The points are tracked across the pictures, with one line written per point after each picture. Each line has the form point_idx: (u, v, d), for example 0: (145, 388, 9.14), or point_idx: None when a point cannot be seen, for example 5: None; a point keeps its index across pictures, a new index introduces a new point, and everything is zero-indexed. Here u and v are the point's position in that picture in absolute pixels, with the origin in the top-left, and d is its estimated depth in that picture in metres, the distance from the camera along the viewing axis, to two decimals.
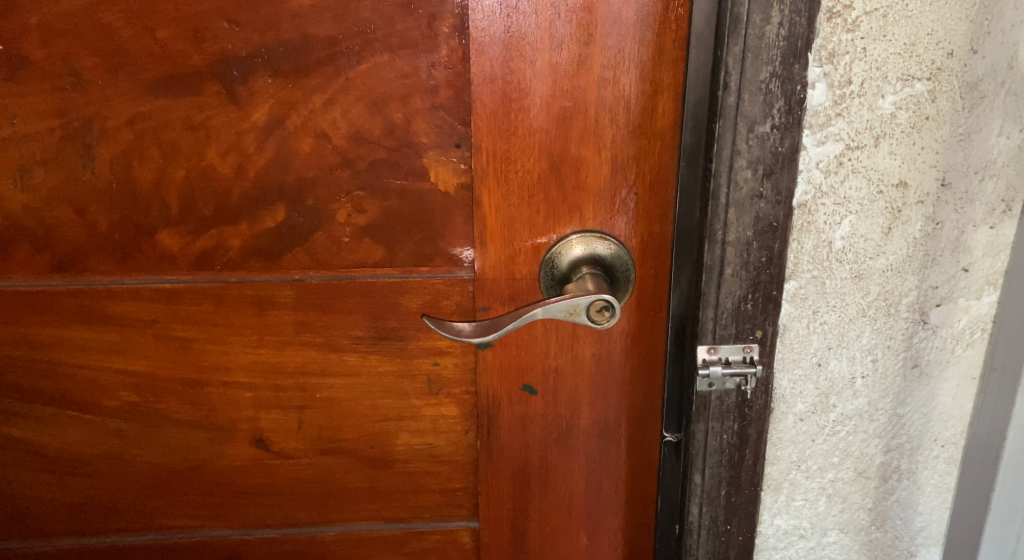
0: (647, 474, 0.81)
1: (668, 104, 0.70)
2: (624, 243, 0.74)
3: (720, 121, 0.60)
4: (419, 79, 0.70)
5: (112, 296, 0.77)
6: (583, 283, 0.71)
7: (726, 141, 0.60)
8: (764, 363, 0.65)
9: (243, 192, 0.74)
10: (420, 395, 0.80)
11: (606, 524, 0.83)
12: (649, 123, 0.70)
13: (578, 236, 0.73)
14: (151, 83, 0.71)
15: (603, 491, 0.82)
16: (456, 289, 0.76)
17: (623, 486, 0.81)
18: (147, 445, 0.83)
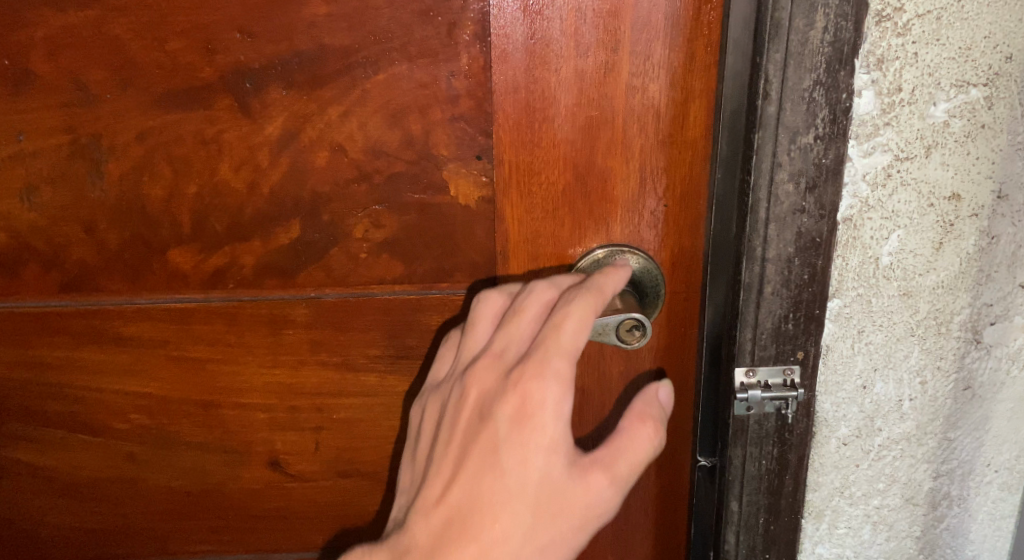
0: (677, 498, 0.77)
1: (699, 112, 0.66)
2: (652, 256, 0.70)
3: (759, 131, 0.56)
4: (438, 89, 0.67)
5: (123, 316, 0.75)
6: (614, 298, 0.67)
7: (765, 153, 0.57)
8: (806, 387, 0.62)
9: (256, 208, 0.71)
10: None
11: (634, 547, 0.79)
12: (680, 133, 0.67)
13: (603, 251, 0.70)
14: (161, 97, 0.68)
15: (632, 514, 0.78)
16: None
17: (652, 510, 0.78)
18: (160, 469, 0.80)
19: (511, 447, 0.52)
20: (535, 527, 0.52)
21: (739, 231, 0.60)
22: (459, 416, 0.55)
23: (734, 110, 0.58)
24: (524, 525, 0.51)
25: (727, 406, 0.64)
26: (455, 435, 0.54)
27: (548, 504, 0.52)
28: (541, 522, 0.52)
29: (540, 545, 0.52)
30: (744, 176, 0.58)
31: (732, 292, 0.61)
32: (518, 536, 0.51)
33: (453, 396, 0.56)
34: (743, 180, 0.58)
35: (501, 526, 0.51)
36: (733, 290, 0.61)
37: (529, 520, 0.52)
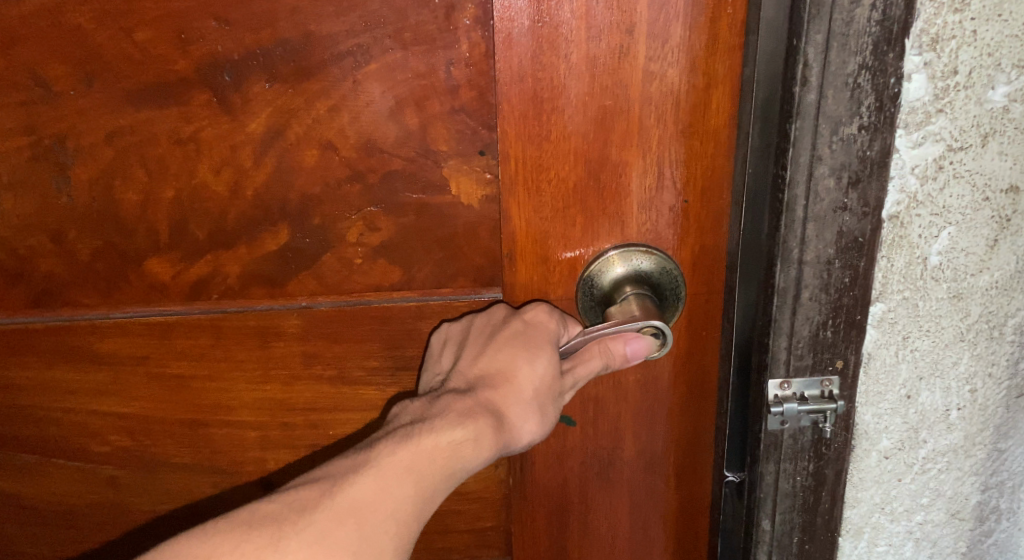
0: (698, 512, 0.73)
1: (723, 99, 0.61)
2: (670, 256, 0.65)
3: (796, 122, 0.51)
4: (436, 80, 0.62)
5: (98, 332, 0.69)
6: (628, 301, 0.63)
7: (804, 146, 0.51)
8: (845, 398, 0.57)
9: (241, 213, 0.66)
10: None
11: None
12: (701, 123, 0.61)
13: (617, 252, 0.65)
14: (131, 94, 0.63)
15: (651, 529, 0.73)
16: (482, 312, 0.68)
17: (672, 523, 0.73)
18: (144, 493, 0.74)
19: (530, 334, 0.58)
20: (545, 394, 0.57)
21: (770, 232, 0.54)
22: (474, 336, 0.60)
23: (767, 98, 0.53)
24: (541, 388, 0.56)
25: (757, 421, 0.59)
26: (478, 334, 0.60)
27: (557, 378, 0.57)
28: (550, 391, 0.57)
29: (548, 413, 0.56)
30: (777, 172, 0.53)
31: (762, 298, 0.56)
32: (536, 394, 0.56)
33: (471, 317, 0.62)
34: (777, 176, 0.53)
35: (523, 380, 0.56)
36: (765, 296, 0.56)
37: (542, 387, 0.56)
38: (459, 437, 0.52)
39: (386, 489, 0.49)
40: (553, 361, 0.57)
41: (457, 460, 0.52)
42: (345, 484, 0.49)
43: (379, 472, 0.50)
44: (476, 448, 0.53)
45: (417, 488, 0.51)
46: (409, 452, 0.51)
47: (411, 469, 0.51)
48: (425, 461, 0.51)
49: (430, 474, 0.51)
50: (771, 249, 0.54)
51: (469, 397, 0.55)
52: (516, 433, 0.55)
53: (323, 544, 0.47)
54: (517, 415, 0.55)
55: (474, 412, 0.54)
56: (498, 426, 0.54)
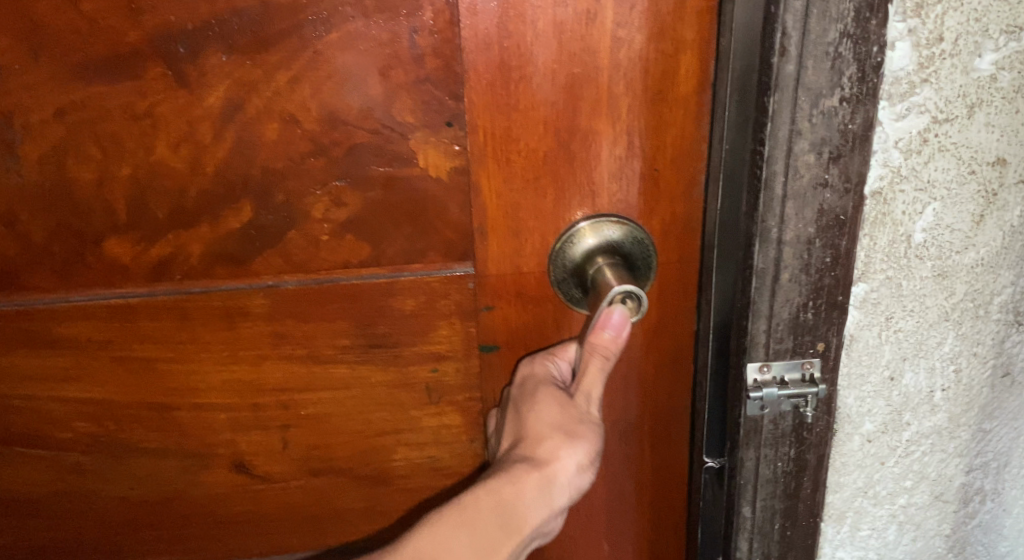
0: (674, 484, 0.72)
1: (690, 65, 0.59)
2: (642, 226, 0.63)
3: (775, 96, 0.50)
4: (399, 48, 0.59)
5: (57, 317, 0.66)
6: (600, 270, 0.62)
7: (783, 120, 0.51)
8: (826, 381, 0.57)
9: (202, 190, 0.63)
10: (419, 406, 0.71)
11: (632, 535, 0.73)
12: (668, 90, 0.59)
13: (587, 223, 0.63)
14: (81, 68, 0.60)
15: (628, 505, 0.72)
16: (454, 287, 0.66)
17: (651, 497, 0.72)
18: (113, 480, 0.72)
19: (528, 389, 0.63)
20: (565, 422, 0.61)
21: (747, 213, 0.54)
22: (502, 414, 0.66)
23: (744, 72, 0.52)
24: (556, 419, 0.61)
25: (737, 407, 0.59)
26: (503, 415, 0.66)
27: (568, 405, 0.61)
28: (567, 418, 0.61)
29: (575, 433, 0.60)
30: (756, 148, 0.52)
31: (740, 282, 0.56)
32: (551, 425, 0.61)
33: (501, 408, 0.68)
34: (755, 152, 0.52)
35: (539, 424, 0.61)
36: (742, 279, 0.55)
37: (557, 419, 0.61)
38: (495, 487, 0.58)
39: (443, 545, 0.56)
40: (555, 395, 0.62)
41: (505, 507, 0.58)
42: (401, 545, 0.57)
43: (431, 530, 0.57)
44: (517, 491, 0.58)
45: (474, 538, 0.57)
46: (456, 512, 0.58)
47: (459, 524, 0.57)
48: (476, 514, 0.57)
49: (483, 523, 0.57)
50: (750, 230, 0.54)
51: (504, 463, 0.61)
52: (553, 463, 0.60)
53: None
54: (544, 450, 0.60)
55: (507, 469, 0.60)
56: (529, 468, 0.59)
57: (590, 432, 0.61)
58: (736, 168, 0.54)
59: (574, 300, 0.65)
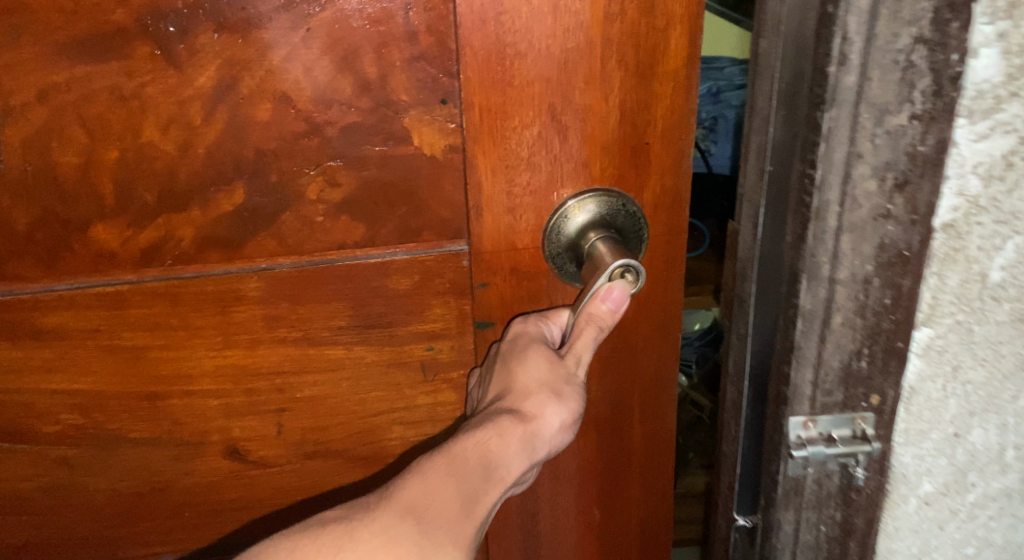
0: (662, 468, 0.66)
1: (680, 39, 0.54)
2: (636, 199, 0.57)
3: (834, 111, 0.47)
4: (393, 25, 0.53)
5: (41, 306, 0.61)
6: (595, 243, 0.56)
7: (839, 142, 0.48)
8: (881, 439, 0.54)
9: (192, 172, 0.58)
10: (414, 384, 0.65)
11: (656, 540, 0.69)
12: (658, 63, 0.54)
13: (576, 201, 0.57)
14: (64, 46, 0.55)
15: (625, 502, 0.67)
16: (449, 265, 0.60)
17: (671, 494, 0.67)
18: (101, 473, 0.67)
19: (513, 345, 0.59)
20: (553, 380, 0.57)
21: (790, 243, 0.52)
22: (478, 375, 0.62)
23: (793, 81, 0.49)
24: (545, 375, 0.57)
25: (779, 463, 0.56)
26: (480, 373, 0.62)
27: (557, 364, 0.57)
28: (556, 376, 0.57)
29: (563, 392, 0.57)
30: (805, 170, 0.50)
31: (785, 318, 0.54)
32: (540, 381, 0.57)
33: (476, 366, 0.63)
34: (805, 174, 0.50)
35: (526, 380, 0.57)
36: (788, 317, 0.53)
37: (544, 376, 0.57)
38: (481, 438, 0.53)
39: (432, 490, 0.50)
40: (544, 351, 0.57)
41: (488, 460, 0.53)
42: (393, 488, 0.50)
43: (423, 475, 0.51)
44: (502, 442, 0.54)
45: (462, 487, 0.51)
46: (445, 458, 0.52)
47: (450, 472, 0.51)
48: (461, 463, 0.52)
49: (469, 472, 0.52)
50: (798, 263, 0.51)
51: (484, 415, 0.56)
52: (538, 419, 0.56)
53: (390, 535, 0.48)
54: (531, 406, 0.56)
55: (490, 420, 0.55)
56: (515, 420, 0.55)
57: (576, 393, 0.57)
58: (779, 196, 0.52)
59: (568, 275, 0.59)
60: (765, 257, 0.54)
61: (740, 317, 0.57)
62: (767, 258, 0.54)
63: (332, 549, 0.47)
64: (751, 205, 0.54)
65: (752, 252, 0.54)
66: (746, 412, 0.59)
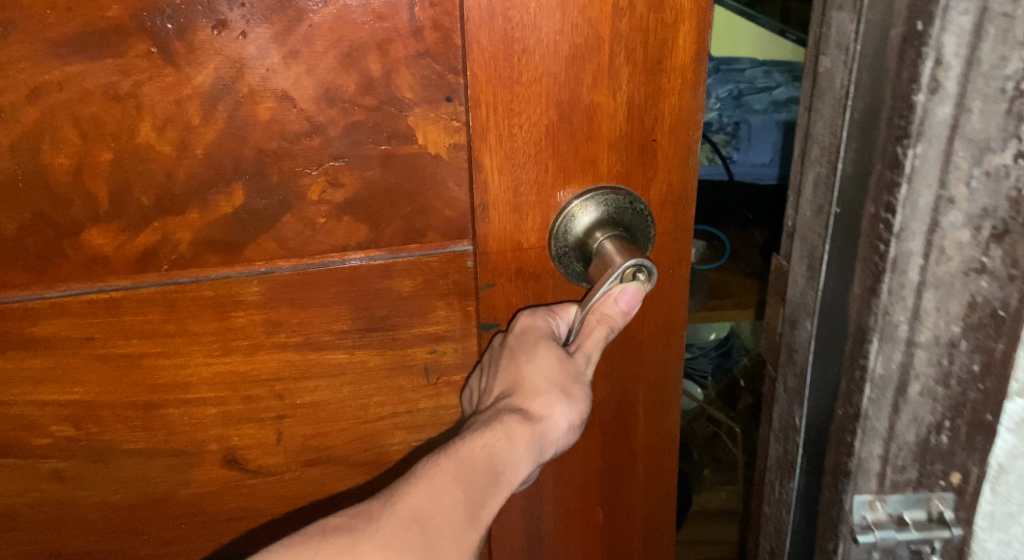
0: (625, 429, 0.74)
1: (688, 34, 0.61)
2: (636, 193, 0.65)
3: (919, 146, 0.50)
4: (398, 21, 0.59)
5: (33, 315, 0.63)
6: (601, 242, 0.63)
7: (925, 184, 0.51)
8: (960, 525, 0.60)
9: (190, 173, 0.60)
10: (417, 387, 0.71)
11: (628, 499, 0.78)
12: (666, 58, 0.61)
13: (578, 202, 0.64)
14: (57, 43, 0.56)
15: (599, 462, 0.75)
16: (453, 265, 0.67)
17: (640, 454, 0.76)
18: (94, 484, 0.69)
19: (524, 339, 0.64)
20: (561, 380, 0.63)
21: (862, 295, 0.55)
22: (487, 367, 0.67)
23: (870, 102, 0.52)
24: (553, 375, 0.63)
25: (840, 544, 0.61)
26: (488, 364, 0.67)
27: (566, 362, 0.63)
28: (563, 376, 0.63)
29: (570, 392, 0.63)
30: (880, 214, 0.53)
31: (851, 379, 0.57)
32: (548, 381, 0.63)
33: (478, 364, 0.69)
34: (879, 218, 0.53)
35: (535, 379, 0.63)
36: (854, 380, 0.57)
37: (554, 375, 0.63)
38: (489, 440, 0.59)
39: (438, 498, 0.56)
40: (554, 351, 0.63)
41: (495, 461, 0.59)
42: (399, 496, 0.56)
43: (428, 481, 0.57)
44: (510, 445, 0.60)
45: (468, 490, 0.57)
46: (453, 461, 0.58)
47: (456, 477, 0.57)
48: (469, 464, 0.58)
49: (476, 475, 0.58)
50: (869, 321, 0.55)
51: (493, 412, 0.62)
52: (546, 420, 0.62)
53: (392, 547, 0.53)
54: (540, 407, 0.62)
55: (498, 418, 0.61)
56: (525, 421, 0.61)
57: (582, 394, 0.63)
58: (845, 235, 0.55)
59: (576, 273, 0.66)
60: (829, 304, 0.57)
61: (792, 363, 0.61)
62: (829, 309, 0.57)
63: None
64: (795, 256, 0.59)
65: (807, 304, 0.58)
66: (799, 468, 0.62)
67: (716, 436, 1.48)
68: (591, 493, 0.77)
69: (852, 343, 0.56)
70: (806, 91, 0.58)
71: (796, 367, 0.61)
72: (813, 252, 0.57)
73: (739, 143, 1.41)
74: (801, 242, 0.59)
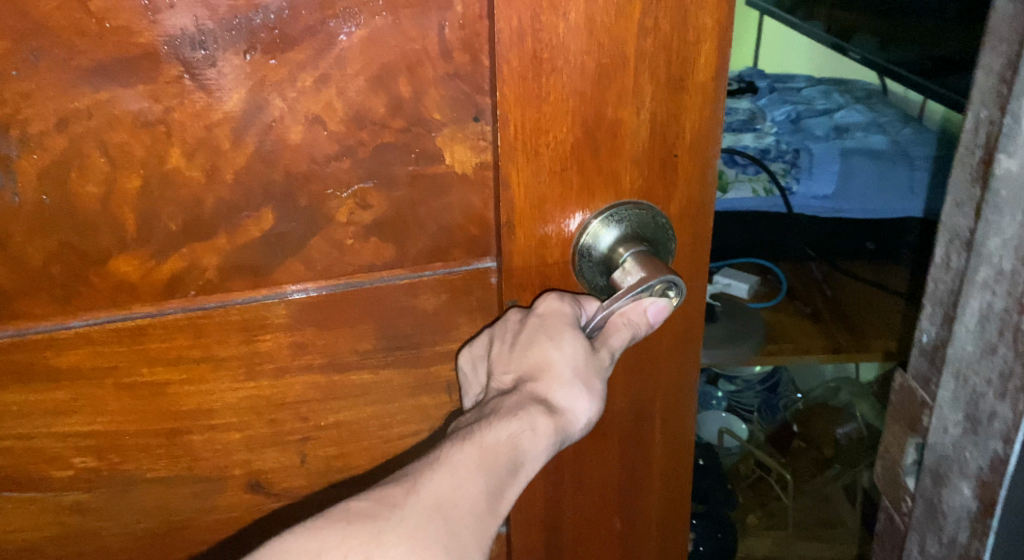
0: (643, 439, 0.74)
1: (709, 52, 0.62)
2: (657, 206, 0.65)
3: None
4: (428, 43, 0.59)
5: (55, 345, 0.62)
6: (626, 256, 0.63)
7: None
8: None
9: (219, 198, 0.60)
10: (439, 404, 0.71)
11: (644, 506, 0.77)
12: (688, 76, 0.62)
13: (601, 215, 0.64)
14: (86, 71, 0.54)
15: (616, 472, 0.74)
16: (477, 282, 0.68)
17: (656, 461, 0.75)
18: (115, 514, 0.69)
19: (548, 324, 0.62)
20: (585, 373, 0.61)
21: (998, 459, 0.54)
22: (500, 342, 0.64)
23: None
24: (578, 366, 0.61)
25: None
26: (501, 341, 0.64)
27: (591, 355, 0.61)
28: (588, 369, 0.61)
29: (592, 386, 0.61)
30: None
31: None
32: (573, 372, 0.60)
33: (486, 330, 0.66)
34: None
35: (560, 368, 0.60)
36: None
37: (578, 366, 0.61)
38: (515, 430, 0.57)
39: (462, 486, 0.54)
40: (580, 341, 0.61)
41: (518, 452, 0.57)
42: (424, 482, 0.54)
43: (453, 468, 0.54)
44: (534, 437, 0.57)
45: (491, 481, 0.55)
46: (477, 449, 0.55)
47: (480, 467, 0.55)
48: (494, 453, 0.56)
49: (500, 465, 0.56)
50: None
51: (516, 397, 0.59)
52: (568, 412, 0.60)
53: (418, 539, 0.51)
54: (563, 398, 0.60)
55: (522, 406, 0.58)
56: (548, 412, 0.59)
57: (602, 387, 0.62)
58: (1005, 395, 0.53)
59: (599, 288, 0.66)
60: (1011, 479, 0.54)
61: (937, 527, 0.59)
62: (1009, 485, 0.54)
63: (358, 554, 0.50)
64: (947, 400, 0.57)
65: (965, 464, 0.56)
66: None
67: (761, 479, 1.47)
68: (609, 504, 0.76)
69: (1008, 515, 0.55)
70: (966, 203, 0.54)
71: (942, 534, 0.59)
72: (972, 407, 0.55)
73: (800, 172, 1.28)
74: (960, 381, 0.56)
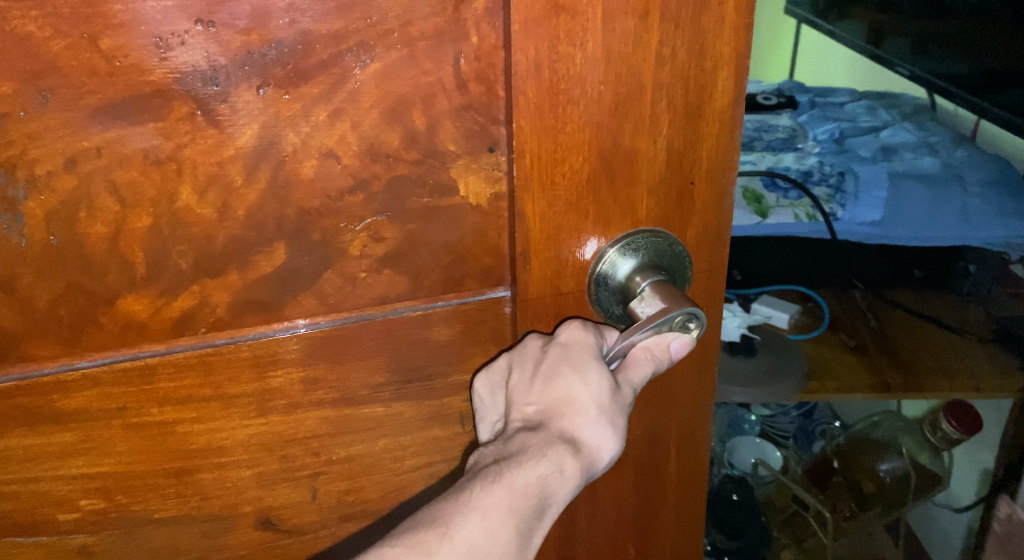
0: (658, 465, 0.73)
1: (727, 80, 0.61)
2: (672, 234, 0.65)
3: None
4: (443, 75, 0.58)
5: (63, 388, 0.61)
6: (643, 288, 0.62)
7: None
8: None
9: (231, 235, 0.59)
10: (452, 435, 0.70)
11: (659, 533, 0.76)
12: (705, 104, 0.61)
13: (617, 246, 0.63)
14: (95, 110, 0.53)
15: (630, 501, 0.74)
16: (491, 312, 0.66)
17: (671, 488, 0.75)
18: (123, 554, 0.68)
19: (572, 357, 0.60)
20: (611, 410, 0.60)
21: None
22: (519, 370, 0.63)
23: None
24: (603, 403, 0.60)
25: None
26: (521, 369, 0.62)
27: (617, 393, 0.60)
28: (614, 407, 0.60)
29: (617, 423, 0.60)
30: None
31: None
32: (598, 408, 0.59)
33: (504, 355, 0.64)
34: None
35: (585, 404, 0.59)
36: None
37: (603, 402, 0.60)
38: (543, 472, 0.57)
39: (494, 531, 0.55)
40: (605, 377, 0.60)
41: (547, 494, 0.56)
42: (456, 527, 0.54)
43: (484, 511, 0.55)
44: (561, 478, 0.57)
45: (521, 523, 0.55)
46: (507, 490, 0.56)
47: (511, 510, 0.55)
48: (523, 496, 0.56)
49: (530, 508, 0.56)
50: None
51: (541, 433, 0.59)
52: (595, 450, 0.59)
53: None
54: (589, 436, 0.59)
55: (549, 445, 0.58)
56: (575, 451, 0.58)
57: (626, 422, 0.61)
58: None
59: (614, 316, 0.66)
60: None
61: None
62: None
63: None
64: None
65: None
66: None
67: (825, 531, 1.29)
68: (624, 532, 0.75)
69: None
70: None
71: None
72: None
73: (845, 198, 1.20)
74: None
